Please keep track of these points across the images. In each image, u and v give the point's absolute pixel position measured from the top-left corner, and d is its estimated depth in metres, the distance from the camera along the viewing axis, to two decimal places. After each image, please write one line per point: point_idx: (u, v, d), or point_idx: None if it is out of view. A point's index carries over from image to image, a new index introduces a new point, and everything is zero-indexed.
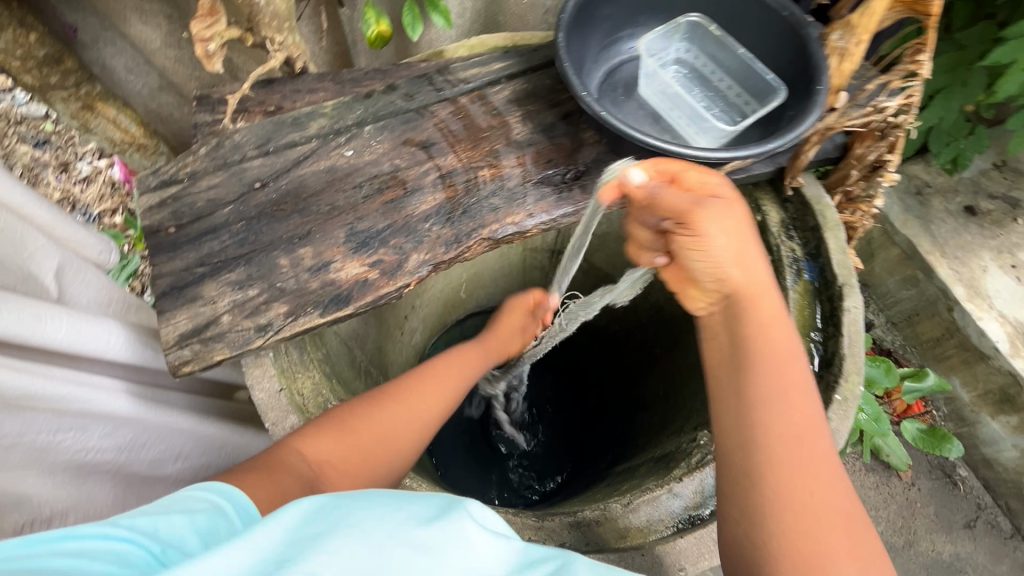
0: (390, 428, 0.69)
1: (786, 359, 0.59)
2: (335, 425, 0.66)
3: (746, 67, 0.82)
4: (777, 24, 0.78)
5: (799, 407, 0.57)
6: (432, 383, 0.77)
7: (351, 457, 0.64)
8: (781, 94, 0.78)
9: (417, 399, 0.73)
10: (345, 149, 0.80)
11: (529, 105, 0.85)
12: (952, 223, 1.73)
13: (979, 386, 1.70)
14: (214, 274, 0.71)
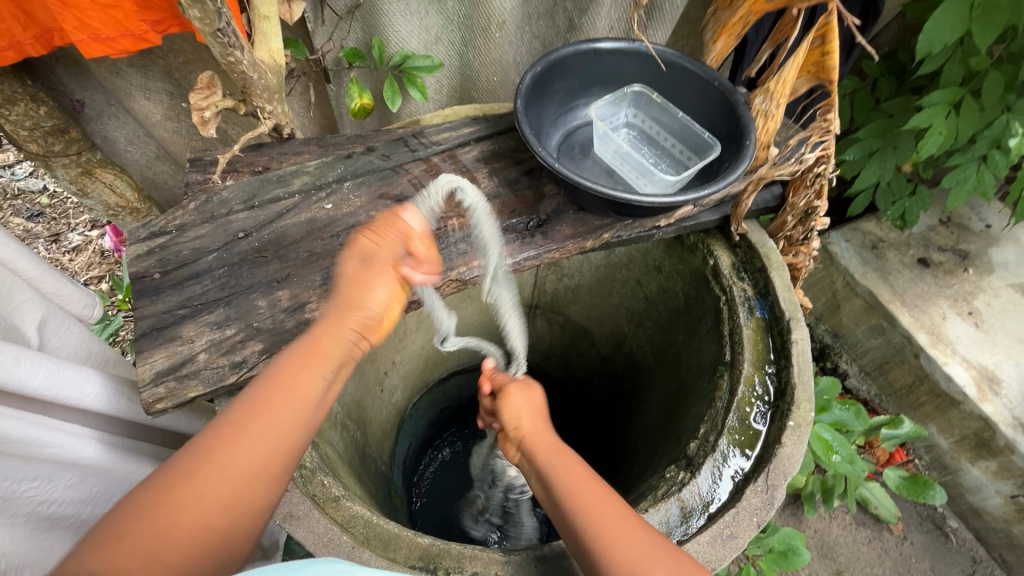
0: (200, 506, 0.53)
1: (562, 454, 0.70)
2: (136, 516, 0.51)
3: (686, 128, 0.93)
4: (708, 91, 0.90)
5: (587, 486, 0.65)
6: (248, 428, 0.55)
7: (169, 549, 0.51)
8: (717, 149, 0.88)
9: (235, 446, 0.55)
10: (325, 203, 0.87)
11: (495, 163, 0.94)
12: (907, 274, 1.83)
13: (954, 432, 1.71)
14: (194, 315, 0.75)
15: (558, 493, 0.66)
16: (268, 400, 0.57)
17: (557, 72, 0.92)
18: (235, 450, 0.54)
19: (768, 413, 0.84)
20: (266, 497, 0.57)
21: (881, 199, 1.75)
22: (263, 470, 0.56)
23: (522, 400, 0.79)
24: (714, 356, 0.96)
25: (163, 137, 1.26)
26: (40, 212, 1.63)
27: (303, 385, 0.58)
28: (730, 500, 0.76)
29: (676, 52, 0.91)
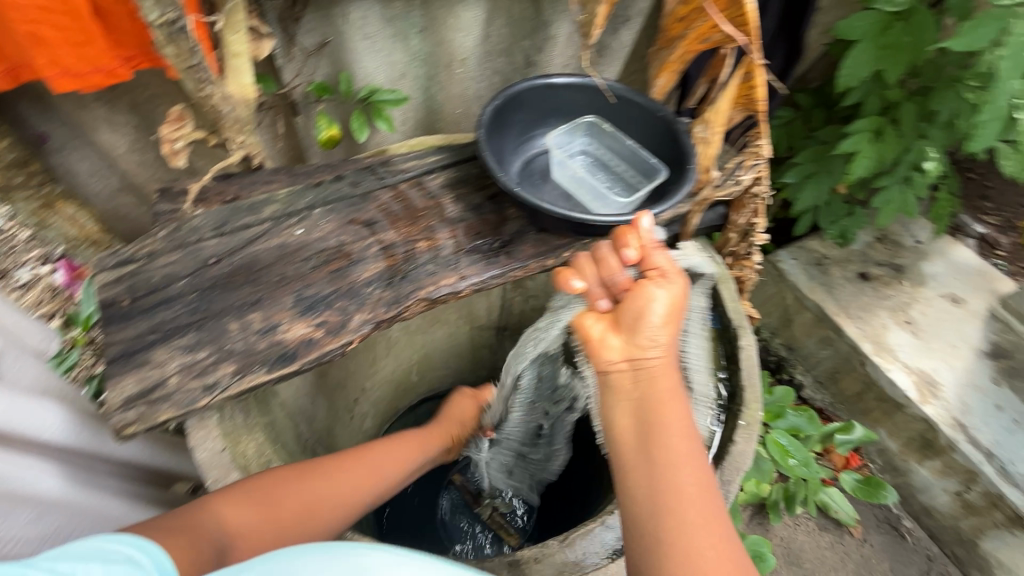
0: (282, 514, 0.73)
1: (673, 400, 0.70)
2: (252, 491, 0.71)
3: (636, 154, 1.01)
4: (654, 121, 0.99)
5: (682, 439, 0.67)
6: (342, 486, 0.81)
7: (247, 526, 0.70)
8: (664, 173, 0.97)
9: (324, 490, 0.79)
10: (295, 229, 0.90)
11: (460, 189, 0.99)
12: (850, 287, 1.97)
13: (901, 435, 1.82)
14: (165, 340, 0.76)
15: (653, 423, 0.68)
16: (364, 471, 0.87)
17: (516, 104, 0.99)
18: (330, 499, 0.79)
19: (721, 415, 0.90)
20: (316, 535, 0.77)
21: (823, 219, 1.90)
22: (319, 516, 0.77)
23: (670, 322, 0.73)
24: None
25: (128, 170, 1.27)
26: None
27: (395, 469, 0.93)
28: None
29: (624, 87, 1.00)
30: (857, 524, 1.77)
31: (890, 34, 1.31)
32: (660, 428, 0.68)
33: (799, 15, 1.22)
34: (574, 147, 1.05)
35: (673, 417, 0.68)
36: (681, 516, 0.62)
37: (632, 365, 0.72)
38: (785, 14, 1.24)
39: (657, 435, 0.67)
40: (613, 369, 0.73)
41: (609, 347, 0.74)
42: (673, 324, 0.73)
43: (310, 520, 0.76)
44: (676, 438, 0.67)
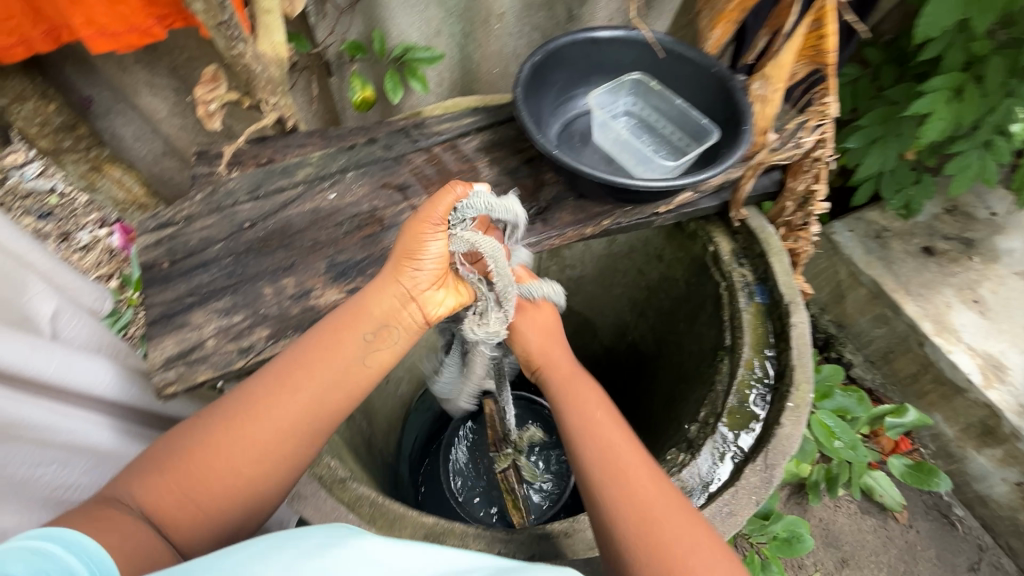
0: (230, 464, 0.60)
1: (582, 387, 0.73)
2: (184, 458, 0.59)
3: (685, 114, 0.94)
4: (706, 76, 0.91)
5: (612, 432, 0.68)
6: (287, 397, 0.62)
7: (212, 488, 0.59)
8: (716, 134, 0.89)
9: (269, 408, 0.62)
10: (328, 193, 0.88)
11: (495, 152, 0.95)
12: (911, 262, 1.83)
13: (960, 420, 1.71)
14: (202, 303, 0.76)
15: (574, 421, 0.69)
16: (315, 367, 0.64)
17: (556, 61, 0.93)
18: (269, 417, 0.61)
19: (768, 396, 0.85)
20: (276, 488, 0.63)
21: (885, 188, 1.76)
22: (292, 435, 0.62)
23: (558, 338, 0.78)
24: (714, 341, 0.97)
25: (170, 133, 1.28)
26: (51, 212, 1.65)
27: (356, 336, 0.66)
28: (730, 481, 0.77)
29: (675, 40, 0.92)
30: (904, 510, 1.69)
31: None
32: (584, 418, 0.69)
33: None
34: (618, 107, 0.98)
35: (583, 405, 0.71)
36: (637, 507, 0.61)
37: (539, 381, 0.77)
38: None
39: (585, 421, 0.69)
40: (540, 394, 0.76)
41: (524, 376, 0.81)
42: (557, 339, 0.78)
43: (282, 440, 0.62)
44: (590, 420, 0.69)
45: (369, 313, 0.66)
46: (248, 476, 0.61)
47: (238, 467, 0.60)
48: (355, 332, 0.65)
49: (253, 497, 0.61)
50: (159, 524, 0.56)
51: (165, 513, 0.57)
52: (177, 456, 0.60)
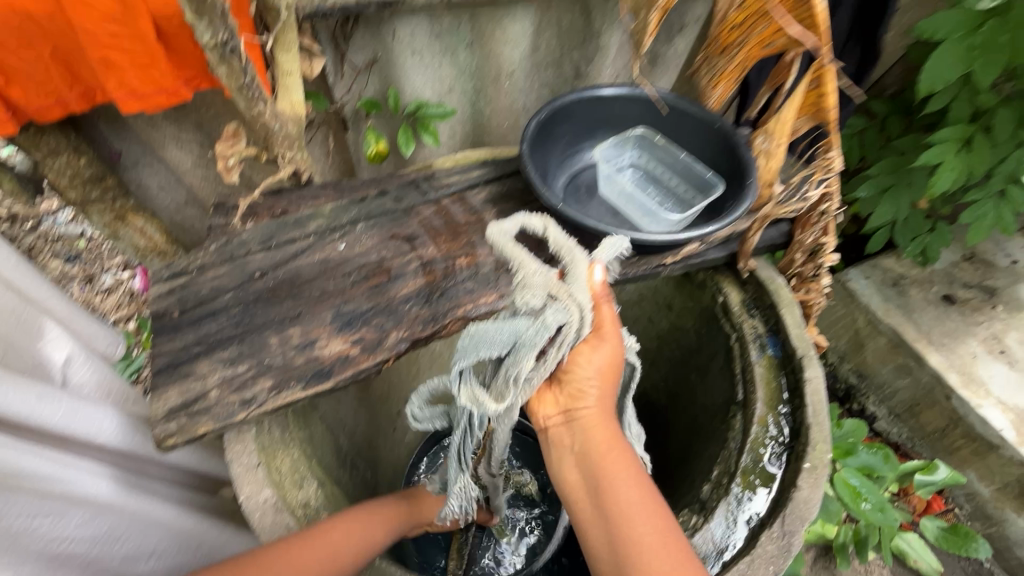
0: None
1: (616, 452, 0.72)
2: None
3: (689, 168, 0.95)
4: (710, 131, 0.92)
5: (625, 469, 0.70)
6: (314, 548, 0.72)
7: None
8: (720, 188, 0.90)
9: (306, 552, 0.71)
10: (337, 244, 0.90)
11: (502, 204, 0.97)
12: (932, 311, 1.79)
13: (996, 479, 1.62)
14: (208, 352, 0.77)
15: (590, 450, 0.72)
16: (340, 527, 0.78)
17: (562, 118, 0.95)
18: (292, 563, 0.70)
19: (783, 455, 0.81)
20: None
21: (900, 236, 1.75)
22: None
23: (609, 383, 0.75)
24: (727, 395, 0.95)
25: (193, 184, 1.33)
26: (78, 255, 1.71)
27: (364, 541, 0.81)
28: (746, 548, 0.73)
29: (678, 96, 0.95)
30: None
31: (980, 34, 1.19)
32: (608, 492, 0.69)
33: (874, 16, 1.12)
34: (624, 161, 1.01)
35: (599, 431, 0.73)
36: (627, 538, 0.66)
37: (568, 429, 0.76)
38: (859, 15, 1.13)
39: (610, 491, 0.69)
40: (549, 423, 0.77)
41: (546, 414, 0.77)
42: (611, 373, 0.75)
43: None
44: (603, 450, 0.72)
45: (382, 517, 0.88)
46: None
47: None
48: (387, 528, 0.88)
49: None
50: None
51: None
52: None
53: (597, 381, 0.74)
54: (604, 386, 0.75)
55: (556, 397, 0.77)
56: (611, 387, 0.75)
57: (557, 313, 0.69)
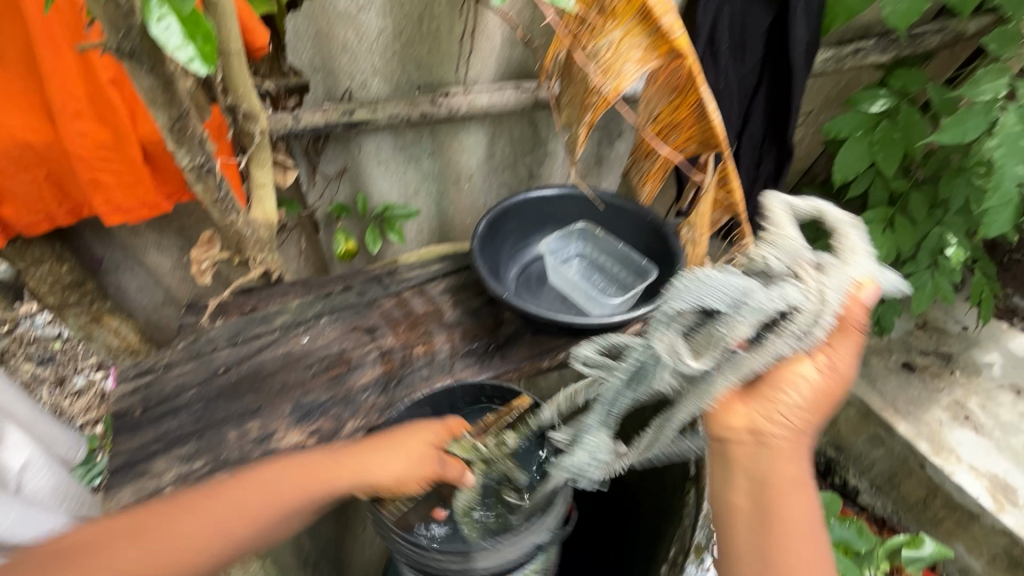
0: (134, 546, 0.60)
1: (805, 519, 0.56)
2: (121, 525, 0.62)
3: (626, 255, 1.06)
4: (644, 224, 1.04)
5: (811, 545, 0.56)
6: (185, 517, 0.63)
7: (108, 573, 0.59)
8: (653, 273, 1.01)
9: (204, 508, 0.64)
10: (301, 338, 0.96)
11: (459, 294, 1.04)
12: (894, 379, 1.85)
13: (984, 551, 1.59)
14: (166, 449, 0.79)
15: (777, 502, 0.56)
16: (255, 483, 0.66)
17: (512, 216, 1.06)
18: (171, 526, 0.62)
19: None
20: None
21: None
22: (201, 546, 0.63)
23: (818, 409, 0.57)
24: (681, 470, 0.96)
25: (171, 284, 1.40)
26: (50, 356, 1.72)
27: (285, 511, 0.66)
28: None
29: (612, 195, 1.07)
30: None
31: (876, 132, 1.37)
32: (776, 544, 0.55)
33: (781, 124, 1.30)
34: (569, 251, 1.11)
35: (795, 492, 0.57)
36: None
37: (758, 453, 0.57)
38: (769, 121, 1.31)
39: (783, 545, 0.56)
40: (731, 436, 0.58)
41: (735, 424, 0.58)
42: (824, 401, 0.57)
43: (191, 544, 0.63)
44: (798, 514, 0.56)
45: (317, 469, 0.68)
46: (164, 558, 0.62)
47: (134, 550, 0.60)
48: (326, 485, 0.67)
49: None
50: None
51: None
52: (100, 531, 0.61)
53: (805, 410, 0.56)
54: (811, 416, 0.57)
55: (746, 406, 0.58)
56: (818, 417, 0.58)
57: (811, 317, 0.54)
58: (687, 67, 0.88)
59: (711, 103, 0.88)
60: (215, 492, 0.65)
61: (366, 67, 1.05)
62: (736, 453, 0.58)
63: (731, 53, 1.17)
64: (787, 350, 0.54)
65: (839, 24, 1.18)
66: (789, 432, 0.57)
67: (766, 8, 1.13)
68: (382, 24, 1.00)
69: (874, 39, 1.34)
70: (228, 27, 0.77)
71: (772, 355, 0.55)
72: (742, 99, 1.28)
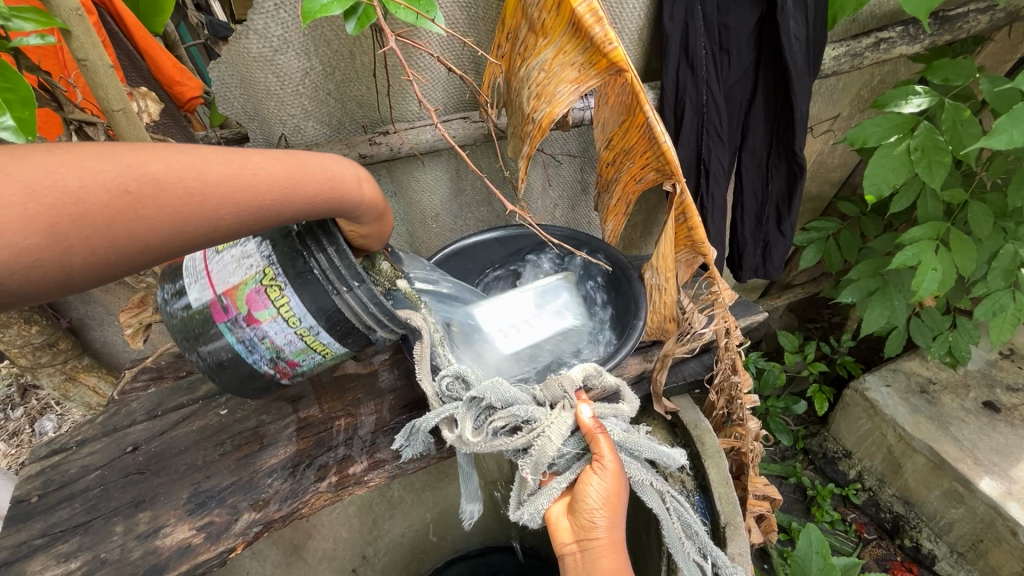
0: (87, 192, 0.35)
1: None
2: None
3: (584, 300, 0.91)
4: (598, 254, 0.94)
5: None
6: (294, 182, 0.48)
7: (27, 235, 0.33)
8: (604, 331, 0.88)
9: (221, 170, 0.42)
10: (219, 408, 0.86)
11: (399, 354, 0.93)
12: (973, 423, 1.70)
13: None
14: (48, 546, 0.72)
15: None
16: (271, 163, 0.46)
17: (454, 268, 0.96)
18: (267, 183, 0.46)
19: None
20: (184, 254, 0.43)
21: (920, 335, 1.71)
22: (215, 224, 0.43)
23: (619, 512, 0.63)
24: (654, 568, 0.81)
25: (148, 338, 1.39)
26: None
27: (300, 208, 0.49)
28: None
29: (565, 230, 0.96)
30: None
31: (915, 137, 1.11)
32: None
33: (787, 137, 1.10)
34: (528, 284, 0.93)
35: None
36: None
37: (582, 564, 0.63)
38: (773, 134, 1.12)
39: None
40: (565, 553, 0.65)
41: (562, 546, 0.65)
42: (620, 505, 0.63)
43: (198, 215, 0.41)
44: None
45: (326, 184, 0.50)
46: (118, 247, 0.38)
47: (77, 208, 0.35)
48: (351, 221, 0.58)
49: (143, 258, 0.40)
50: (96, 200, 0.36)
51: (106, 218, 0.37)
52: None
53: (605, 514, 0.62)
54: (615, 515, 0.63)
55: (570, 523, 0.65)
56: (622, 512, 0.64)
57: (561, 427, 0.64)
58: (629, 84, 0.73)
59: (660, 125, 0.72)
60: (298, 162, 0.48)
61: (295, 110, 0.98)
62: (569, 564, 0.65)
63: (712, 61, 1.00)
64: (534, 454, 0.63)
65: (848, 14, 0.96)
66: (604, 534, 0.63)
67: (750, 5, 0.96)
68: (305, 65, 0.93)
69: (899, 28, 1.11)
70: (102, 86, 0.70)
71: (529, 457, 0.63)
72: (736, 111, 1.10)
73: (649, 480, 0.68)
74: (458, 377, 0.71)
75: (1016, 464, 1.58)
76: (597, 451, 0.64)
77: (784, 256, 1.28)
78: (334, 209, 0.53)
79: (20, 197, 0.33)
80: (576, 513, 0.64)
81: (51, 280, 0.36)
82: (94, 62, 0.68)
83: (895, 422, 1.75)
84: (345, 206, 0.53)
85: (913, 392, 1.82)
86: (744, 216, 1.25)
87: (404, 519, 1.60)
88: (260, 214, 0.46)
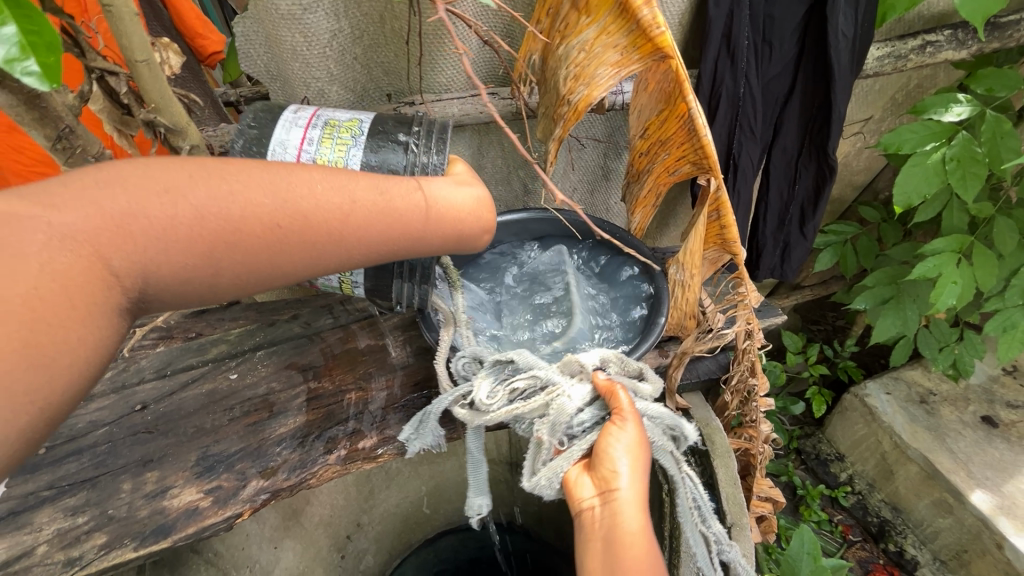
0: (237, 215, 0.45)
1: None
2: (80, 180, 0.41)
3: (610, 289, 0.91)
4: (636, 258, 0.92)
5: None
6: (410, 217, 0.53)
7: (186, 255, 0.43)
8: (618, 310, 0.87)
9: (353, 206, 0.50)
10: (230, 373, 0.86)
11: (412, 330, 0.92)
12: (969, 437, 1.71)
13: None
14: (55, 498, 0.72)
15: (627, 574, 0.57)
16: (399, 206, 0.53)
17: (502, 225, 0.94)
18: (387, 218, 0.52)
19: None
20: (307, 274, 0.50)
21: (925, 345, 1.71)
22: (339, 252, 0.50)
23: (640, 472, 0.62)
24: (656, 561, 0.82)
25: None
26: None
27: (409, 243, 0.54)
28: None
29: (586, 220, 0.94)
30: None
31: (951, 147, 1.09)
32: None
33: (820, 137, 1.07)
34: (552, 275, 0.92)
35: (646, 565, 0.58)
36: None
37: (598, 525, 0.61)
38: (807, 133, 1.09)
39: None
40: (584, 509, 0.62)
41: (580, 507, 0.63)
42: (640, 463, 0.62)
43: (325, 242, 0.49)
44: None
45: (439, 223, 0.56)
46: (256, 269, 0.47)
47: (232, 227, 0.45)
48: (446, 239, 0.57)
49: (272, 277, 0.48)
50: (238, 225, 0.45)
51: (242, 239, 0.45)
52: (164, 185, 0.43)
53: (629, 469, 0.61)
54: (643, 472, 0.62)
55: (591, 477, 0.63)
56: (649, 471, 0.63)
57: (576, 392, 0.65)
58: (673, 71, 0.70)
59: (703, 117, 0.70)
60: (420, 203, 0.54)
61: (320, 73, 0.94)
62: (586, 526, 0.62)
63: (753, 52, 0.96)
64: (551, 417, 0.64)
65: (898, 13, 0.93)
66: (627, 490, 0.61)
67: None
68: (333, 26, 0.89)
69: (948, 32, 1.08)
70: (127, 35, 0.67)
71: (545, 421, 0.64)
72: (772, 106, 1.07)
73: (667, 446, 0.67)
74: (475, 358, 0.72)
75: (1008, 479, 1.60)
76: (616, 404, 0.64)
77: (803, 259, 1.26)
78: (445, 243, 0.58)
79: (193, 217, 0.43)
80: (599, 465, 0.62)
81: (199, 289, 0.45)
82: (119, 9, 0.65)
83: (892, 429, 1.77)
84: (455, 245, 0.59)
85: (912, 401, 1.83)
86: (767, 214, 1.23)
87: (399, 490, 1.62)
88: (381, 249, 0.53)
